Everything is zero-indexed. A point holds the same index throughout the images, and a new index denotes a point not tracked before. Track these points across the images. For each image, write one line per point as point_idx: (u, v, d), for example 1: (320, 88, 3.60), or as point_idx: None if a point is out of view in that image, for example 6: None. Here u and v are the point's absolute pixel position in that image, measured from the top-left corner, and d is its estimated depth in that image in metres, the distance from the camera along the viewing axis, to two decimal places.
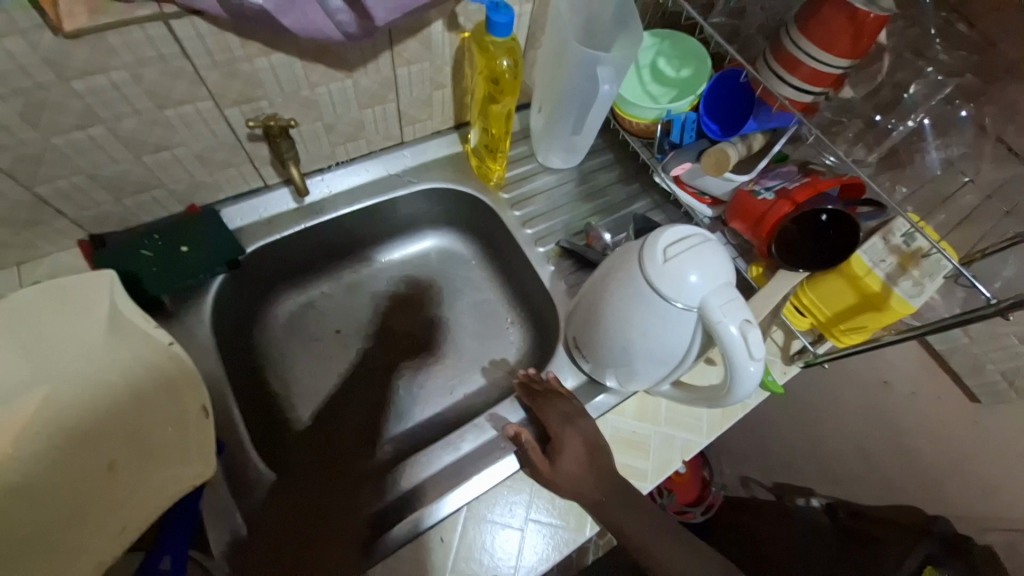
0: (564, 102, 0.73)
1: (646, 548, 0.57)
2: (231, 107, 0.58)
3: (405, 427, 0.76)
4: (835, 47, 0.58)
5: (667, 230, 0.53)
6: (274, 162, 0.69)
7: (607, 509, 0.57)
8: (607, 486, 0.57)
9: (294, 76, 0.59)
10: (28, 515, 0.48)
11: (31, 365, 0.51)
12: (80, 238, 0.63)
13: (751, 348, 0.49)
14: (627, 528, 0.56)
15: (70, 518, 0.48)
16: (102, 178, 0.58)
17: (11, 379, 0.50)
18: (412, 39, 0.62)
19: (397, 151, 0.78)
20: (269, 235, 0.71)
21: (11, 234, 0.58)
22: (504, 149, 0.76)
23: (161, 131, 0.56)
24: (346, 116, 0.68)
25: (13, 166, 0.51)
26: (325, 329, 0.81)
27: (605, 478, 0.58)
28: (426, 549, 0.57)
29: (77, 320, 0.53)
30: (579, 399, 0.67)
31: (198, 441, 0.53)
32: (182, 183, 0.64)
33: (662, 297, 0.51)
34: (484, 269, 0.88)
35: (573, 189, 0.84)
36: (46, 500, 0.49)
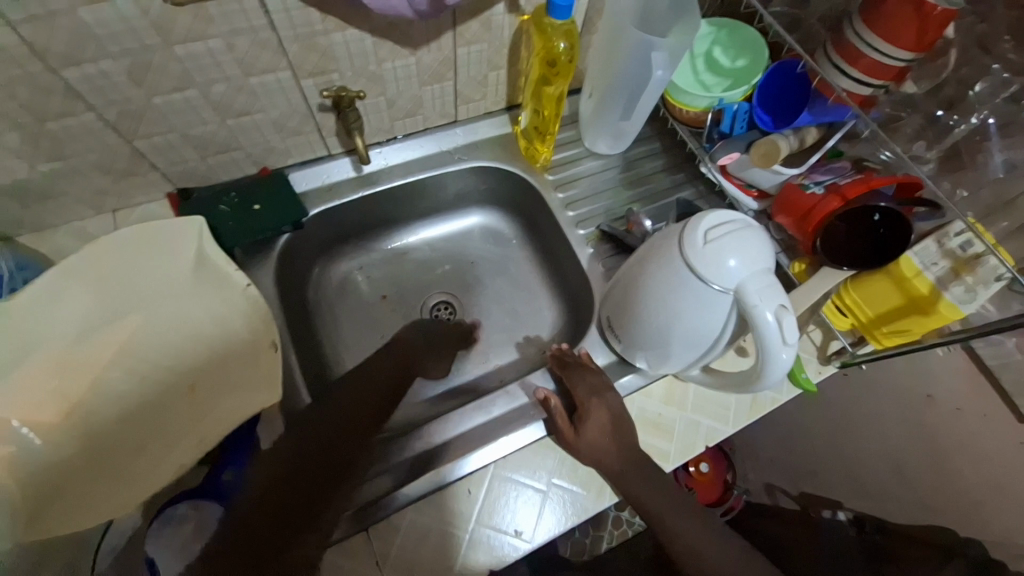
0: (615, 88, 0.74)
1: (661, 519, 0.59)
2: (307, 78, 0.63)
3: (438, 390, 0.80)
4: (899, 39, 0.57)
5: (711, 214, 0.54)
6: (338, 132, 0.74)
7: (626, 480, 0.59)
8: (627, 458, 0.60)
9: (364, 51, 0.63)
10: (123, 419, 0.57)
11: (127, 295, 0.58)
12: (169, 191, 0.71)
13: (785, 333, 0.49)
14: (644, 499, 0.59)
15: (158, 435, 0.57)
16: (191, 137, 0.64)
17: (111, 305, 0.57)
18: (474, 20, 0.65)
19: (450, 130, 0.82)
20: (329, 201, 0.76)
21: (111, 182, 0.65)
22: (553, 132, 0.78)
23: (245, 97, 0.62)
24: (407, 92, 0.72)
25: (118, 120, 0.58)
26: (372, 293, 0.86)
27: (626, 448, 0.60)
28: (454, 501, 0.60)
29: (166, 261, 0.59)
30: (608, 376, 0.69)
31: (268, 373, 0.59)
32: (258, 147, 0.70)
33: (700, 279, 0.53)
34: (525, 250, 0.91)
35: (617, 175, 0.86)
36: (138, 410, 0.57)
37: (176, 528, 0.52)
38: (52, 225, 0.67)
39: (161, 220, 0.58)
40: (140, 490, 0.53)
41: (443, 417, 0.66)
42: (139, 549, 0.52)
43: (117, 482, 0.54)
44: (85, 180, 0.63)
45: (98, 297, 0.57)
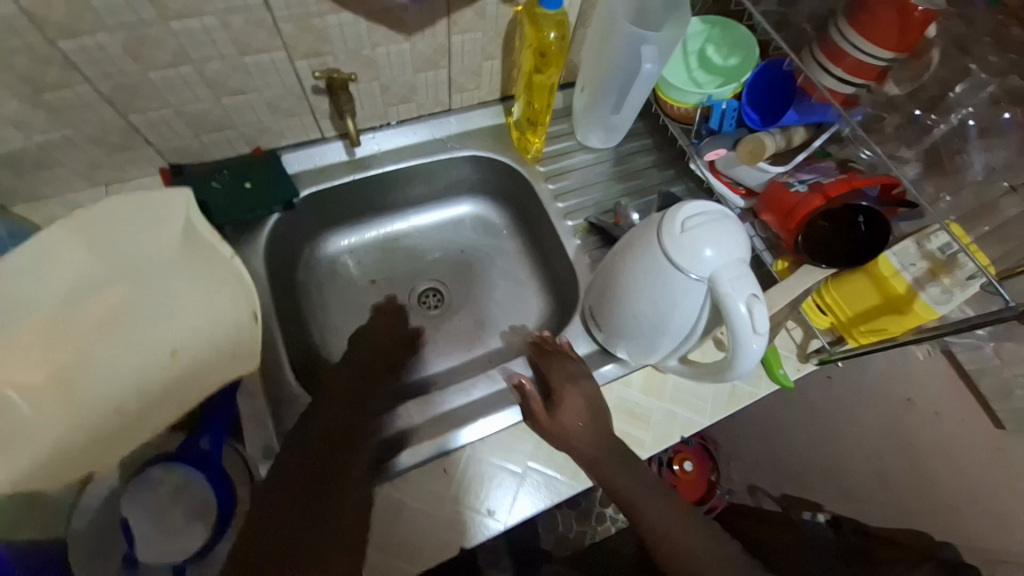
0: (607, 82, 0.75)
1: (632, 502, 0.60)
2: (301, 60, 0.64)
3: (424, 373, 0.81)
4: (881, 39, 0.59)
5: (691, 204, 0.55)
6: (332, 115, 0.75)
7: (600, 466, 0.59)
8: (603, 444, 0.60)
9: (358, 35, 0.64)
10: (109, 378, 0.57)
11: (112, 261, 0.57)
12: (160, 166, 0.72)
13: (755, 322, 0.50)
14: (619, 484, 0.59)
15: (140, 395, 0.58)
16: (186, 114, 0.65)
17: (96, 272, 0.57)
18: (467, 9, 0.66)
19: (444, 118, 0.83)
20: (321, 183, 0.77)
21: (105, 155, 0.66)
22: (545, 122, 0.79)
23: (240, 76, 0.63)
24: (400, 78, 0.73)
25: (113, 94, 0.59)
26: (361, 278, 0.87)
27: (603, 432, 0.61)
28: (432, 481, 0.61)
29: (153, 230, 0.57)
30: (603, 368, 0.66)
31: (249, 343, 0.58)
32: (251, 127, 0.71)
33: (677, 268, 0.54)
34: (515, 240, 0.92)
35: (608, 169, 0.87)
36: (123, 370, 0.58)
37: (153, 491, 0.56)
38: (46, 196, 0.68)
39: (137, 193, 0.55)
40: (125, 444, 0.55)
41: (422, 400, 0.68)
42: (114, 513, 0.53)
43: (100, 438, 0.55)
44: (79, 152, 0.64)
45: (87, 259, 0.55)
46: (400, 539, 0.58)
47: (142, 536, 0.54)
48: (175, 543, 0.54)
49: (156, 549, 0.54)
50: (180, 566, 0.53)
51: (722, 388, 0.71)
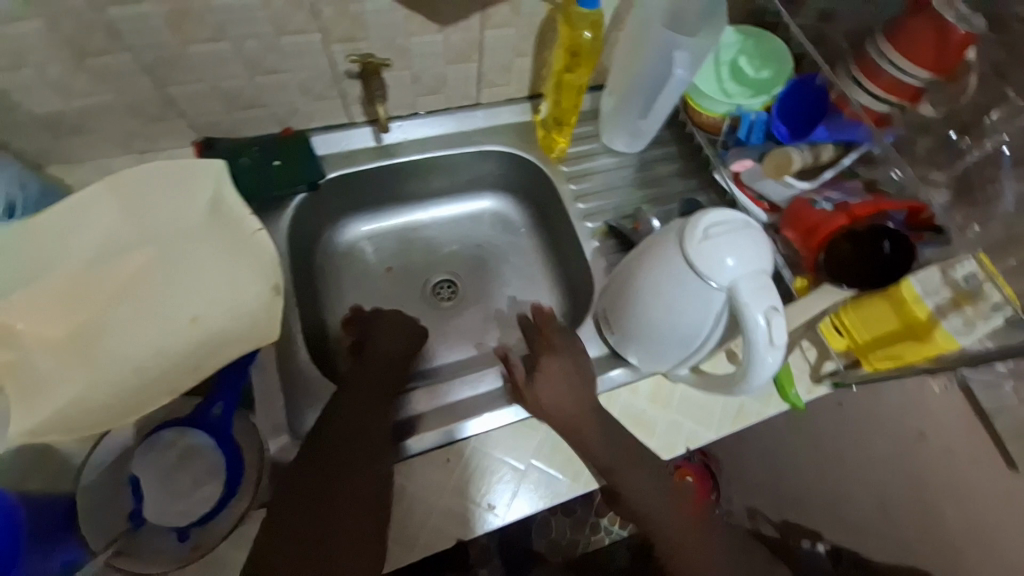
0: (636, 86, 0.75)
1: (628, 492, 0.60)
2: (336, 44, 0.65)
3: (432, 364, 0.82)
4: (917, 57, 0.60)
5: (716, 211, 0.55)
6: (362, 102, 0.75)
7: (600, 455, 0.60)
8: (606, 441, 0.61)
9: (394, 23, 0.65)
10: (126, 339, 0.56)
11: (141, 224, 0.57)
12: (194, 140, 0.72)
13: (773, 335, 0.50)
14: (618, 469, 0.60)
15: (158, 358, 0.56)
16: (220, 90, 0.66)
17: (125, 234, 0.57)
18: (503, 5, 0.66)
19: (471, 112, 0.83)
20: (346, 167, 0.78)
21: (139, 124, 0.68)
22: (571, 122, 0.79)
23: (275, 56, 0.64)
24: (431, 69, 0.73)
25: (153, 65, 0.60)
26: (378, 265, 0.88)
27: (607, 430, 0.62)
28: (434, 471, 0.61)
29: (185, 197, 0.57)
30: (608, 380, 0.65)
31: (267, 315, 0.56)
32: (283, 107, 0.72)
33: (697, 274, 0.53)
34: (532, 239, 0.92)
35: (631, 175, 0.86)
36: (141, 332, 0.56)
37: (160, 452, 0.56)
38: (80, 160, 0.70)
39: (179, 162, 0.57)
40: (135, 404, 0.53)
41: (430, 388, 0.69)
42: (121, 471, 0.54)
43: (117, 398, 0.53)
44: (115, 120, 0.66)
45: (122, 221, 0.56)
46: (399, 522, 0.59)
47: (149, 496, 0.54)
48: (181, 507, 0.54)
49: (163, 510, 0.54)
50: (184, 530, 0.54)
51: (731, 403, 0.70)
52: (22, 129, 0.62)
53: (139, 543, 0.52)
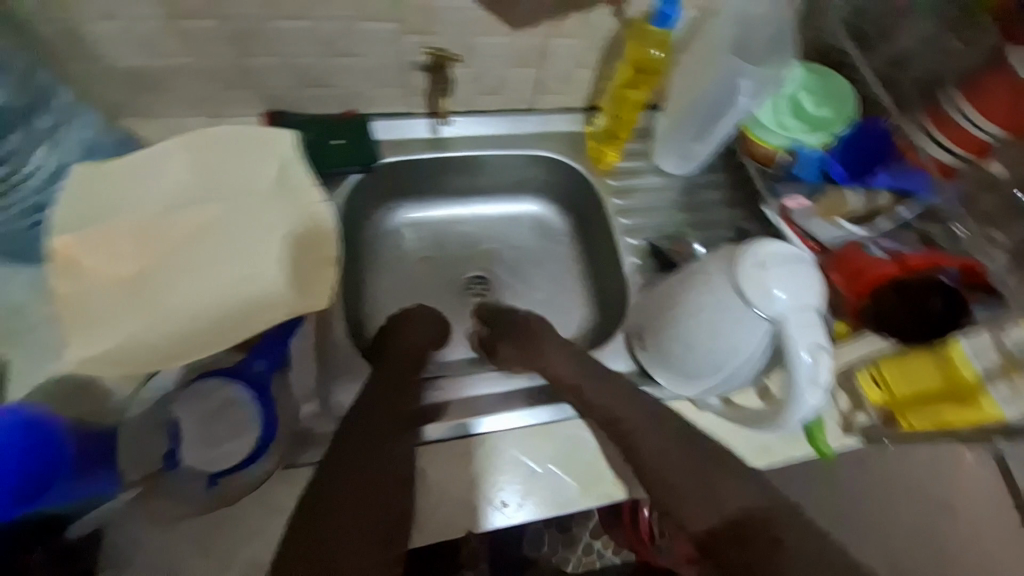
0: (694, 109, 0.74)
1: (626, 426, 0.59)
2: (409, 35, 0.67)
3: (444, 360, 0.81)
4: (991, 113, 0.62)
5: (769, 241, 0.55)
6: (423, 94, 0.76)
7: (611, 409, 0.61)
8: (634, 410, 0.61)
9: (468, 21, 0.66)
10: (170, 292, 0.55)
11: (207, 181, 0.57)
12: (267, 109, 0.73)
13: (817, 374, 0.50)
14: (618, 412, 0.61)
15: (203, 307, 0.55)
16: (293, 66, 0.68)
17: (189, 189, 0.57)
18: (572, 16, 0.68)
19: (524, 116, 0.84)
20: (400, 155, 0.79)
21: (211, 89, 0.69)
22: (625, 136, 0.80)
23: (350, 40, 0.66)
24: (494, 70, 0.74)
25: (236, 34, 0.63)
26: (414, 255, 0.89)
27: (634, 403, 0.62)
28: (453, 457, 0.64)
29: (256, 161, 0.58)
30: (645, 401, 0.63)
31: (317, 285, 0.56)
32: (346, 91, 0.73)
33: (745, 302, 0.53)
34: (571, 248, 0.92)
35: (673, 198, 0.85)
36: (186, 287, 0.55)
37: (200, 401, 0.57)
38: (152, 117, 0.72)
39: (252, 128, 0.58)
40: (176, 353, 0.52)
41: (450, 382, 0.72)
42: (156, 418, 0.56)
43: (157, 346, 0.52)
44: (189, 83, 0.68)
45: (190, 172, 0.57)
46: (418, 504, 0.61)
47: (188, 440, 0.55)
48: (214, 455, 0.55)
49: (200, 454, 0.55)
50: (214, 476, 0.55)
51: (753, 439, 0.68)
52: (105, 79, 0.65)
53: (170, 483, 0.54)
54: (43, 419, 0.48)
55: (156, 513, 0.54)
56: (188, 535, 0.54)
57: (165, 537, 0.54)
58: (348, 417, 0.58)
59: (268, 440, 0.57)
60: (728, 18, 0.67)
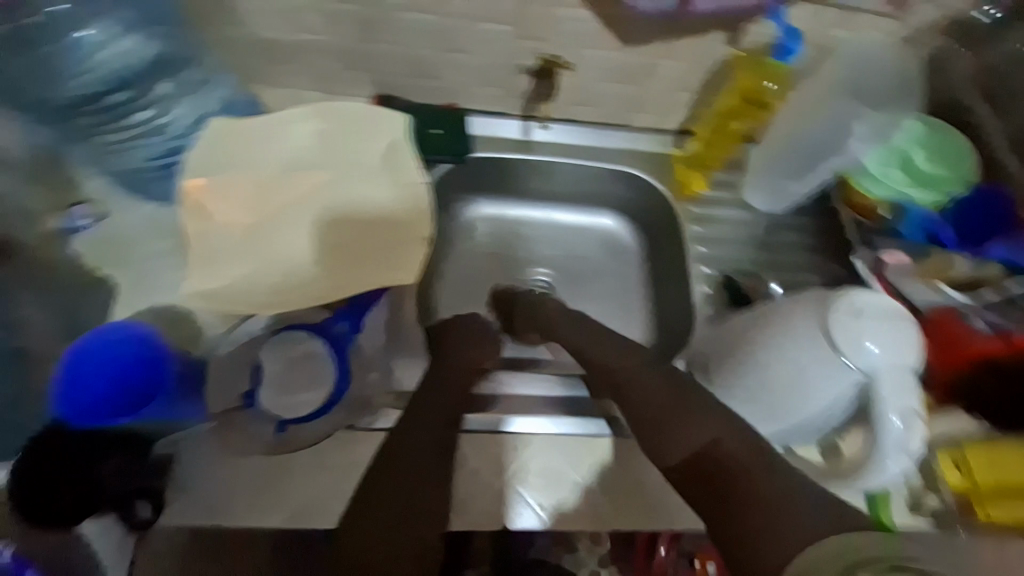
0: (797, 149, 0.71)
1: (630, 378, 0.68)
2: (524, 40, 0.69)
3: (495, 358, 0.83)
4: None
5: (864, 292, 0.53)
6: (524, 96, 0.78)
7: (620, 378, 0.69)
8: (659, 380, 0.66)
9: (582, 32, 0.68)
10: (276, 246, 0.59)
11: (322, 150, 0.61)
12: (375, 94, 0.76)
13: (908, 441, 0.48)
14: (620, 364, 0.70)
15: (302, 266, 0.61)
16: (410, 56, 0.71)
17: (306, 155, 0.61)
18: (683, 38, 0.68)
19: (613, 131, 0.83)
20: (489, 151, 0.81)
21: (332, 65, 0.72)
22: (718, 164, 0.80)
23: (469, 37, 0.69)
24: (596, 82, 0.75)
25: (366, 20, 0.67)
26: (484, 250, 0.89)
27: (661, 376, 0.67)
28: (497, 451, 0.65)
29: (369, 139, 0.62)
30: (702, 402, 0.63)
31: (407, 259, 0.61)
32: (453, 84, 0.76)
33: (835, 352, 0.51)
34: (640, 269, 0.90)
35: (755, 233, 0.81)
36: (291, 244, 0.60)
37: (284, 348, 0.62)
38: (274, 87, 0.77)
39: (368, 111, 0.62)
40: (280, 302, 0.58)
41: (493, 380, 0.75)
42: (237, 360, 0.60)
43: (262, 293, 0.57)
44: (311, 60, 0.71)
45: (306, 141, 0.61)
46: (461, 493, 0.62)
47: (266, 381, 0.59)
48: (288, 401, 0.59)
49: (275, 400, 0.59)
50: (282, 423, 0.59)
51: None
52: (237, 45, 0.68)
53: (244, 419, 0.59)
54: (163, 356, 0.54)
55: (227, 443, 0.59)
56: (246, 470, 0.59)
57: (228, 467, 0.58)
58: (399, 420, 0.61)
59: (339, 397, 0.61)
60: (843, 61, 0.67)
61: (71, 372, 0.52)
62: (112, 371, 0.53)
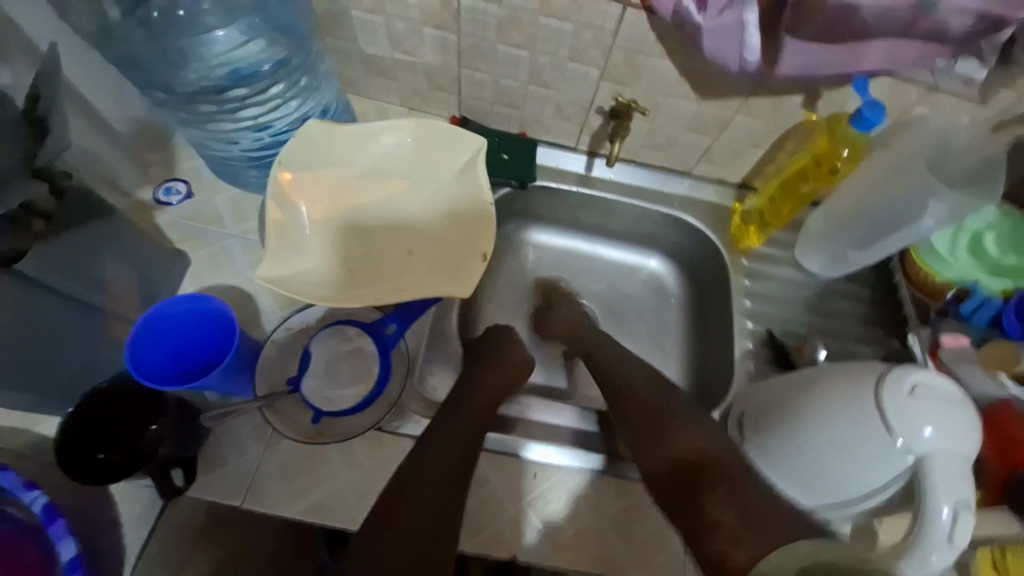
0: (862, 217, 0.69)
1: (628, 386, 0.69)
2: (608, 83, 0.70)
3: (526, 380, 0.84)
4: None
5: (928, 370, 0.51)
6: (595, 134, 0.80)
7: (622, 385, 0.70)
8: (649, 391, 0.67)
9: (666, 82, 0.68)
10: (351, 245, 0.64)
11: (406, 161, 0.65)
12: (454, 114, 0.82)
13: (955, 534, 0.44)
14: (619, 370, 0.72)
15: (372, 268, 0.63)
16: (498, 86, 0.75)
17: (390, 164, 0.65)
18: (770, 99, 0.67)
19: (678, 178, 0.85)
20: (551, 181, 0.84)
21: (424, 88, 0.78)
22: (778, 223, 0.78)
23: (556, 75, 0.71)
24: (670, 130, 0.76)
25: (462, 48, 0.70)
26: (532, 274, 0.92)
27: (650, 385, 0.68)
28: (521, 478, 0.65)
29: (450, 156, 0.65)
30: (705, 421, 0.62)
31: (468, 274, 0.62)
32: (532, 115, 0.79)
33: (885, 427, 0.49)
34: (680, 314, 0.91)
35: (806, 296, 0.80)
36: (365, 246, 0.64)
37: (336, 341, 0.65)
38: (366, 97, 0.82)
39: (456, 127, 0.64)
40: (342, 298, 0.60)
41: (520, 405, 0.74)
42: (297, 347, 0.64)
43: (327, 287, 0.60)
44: (408, 79, 0.77)
45: (393, 151, 0.65)
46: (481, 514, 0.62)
47: (313, 371, 0.63)
48: (332, 394, 0.63)
49: (319, 389, 0.63)
50: (317, 416, 0.61)
51: None
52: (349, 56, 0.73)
53: (288, 404, 0.62)
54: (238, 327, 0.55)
55: (262, 426, 0.60)
56: (278, 457, 0.60)
57: (261, 450, 0.60)
58: (432, 424, 0.61)
59: (377, 395, 0.63)
60: (926, 135, 0.64)
61: (152, 332, 0.54)
62: (197, 342, 0.58)
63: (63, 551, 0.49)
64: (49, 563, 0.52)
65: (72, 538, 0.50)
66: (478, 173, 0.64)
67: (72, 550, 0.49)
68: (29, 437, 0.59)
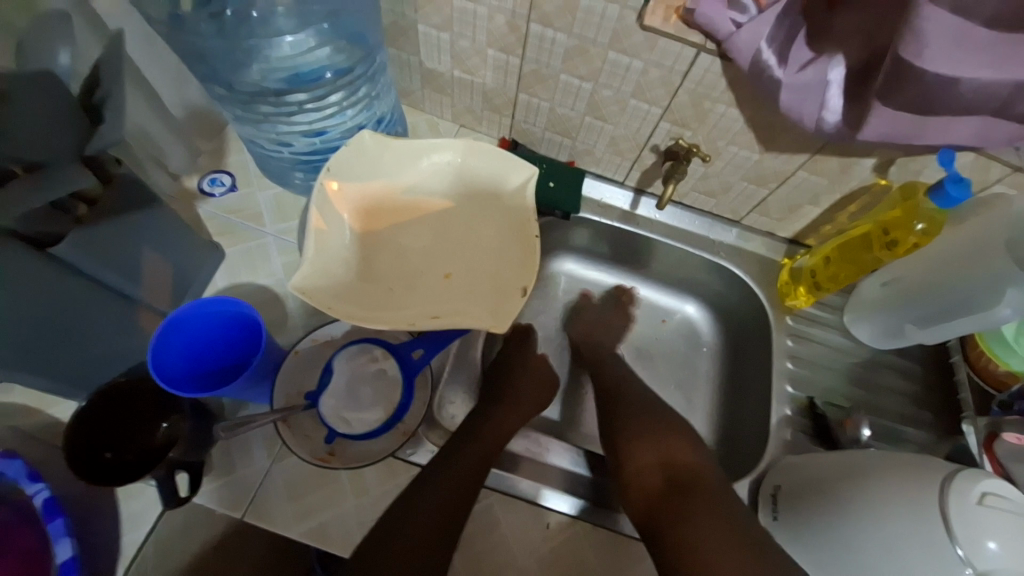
0: (926, 296, 0.66)
1: (646, 412, 0.68)
2: (667, 122, 0.68)
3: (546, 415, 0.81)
4: None
5: (1003, 482, 0.47)
6: (646, 172, 0.78)
7: (637, 412, 0.68)
8: (660, 420, 0.67)
9: (729, 129, 0.65)
10: (390, 261, 0.62)
11: (455, 181, 0.63)
12: (504, 136, 0.81)
13: None
14: (631, 395, 0.71)
15: (407, 289, 0.61)
16: (553, 113, 0.73)
17: (438, 183, 0.63)
18: (840, 159, 0.63)
19: (726, 226, 0.82)
20: (595, 213, 0.81)
21: (480, 106, 0.77)
22: (831, 288, 0.74)
23: (615, 109, 0.69)
24: (725, 176, 0.73)
25: (523, 72, 0.68)
26: (563, 304, 0.89)
27: (665, 417, 0.68)
28: (533, 525, 0.61)
29: (501, 181, 0.63)
30: (696, 445, 0.64)
31: (504, 306, 0.59)
32: (582, 145, 0.77)
33: (947, 534, 0.45)
34: (712, 366, 0.87)
35: (850, 366, 0.76)
36: (404, 264, 0.62)
37: (359, 360, 0.62)
38: (421, 110, 0.82)
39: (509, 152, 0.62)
40: (373, 317, 0.58)
41: (535, 441, 0.74)
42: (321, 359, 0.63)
43: (360, 303, 0.58)
44: (467, 97, 0.76)
45: (442, 169, 0.63)
46: (488, 564, 0.59)
47: (332, 390, 0.60)
48: (350, 415, 0.59)
49: (336, 407, 0.59)
50: (331, 436, 0.58)
51: None
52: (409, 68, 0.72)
53: (304, 418, 0.60)
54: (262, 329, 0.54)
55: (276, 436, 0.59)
56: (287, 471, 0.58)
57: (271, 461, 0.58)
58: (443, 454, 0.58)
59: (396, 421, 0.60)
60: None
61: (169, 337, 0.52)
62: (216, 344, 0.57)
63: (60, 551, 0.48)
64: (45, 556, 0.51)
65: (70, 538, 0.49)
66: (526, 199, 0.62)
67: (69, 551, 0.48)
68: (42, 419, 0.60)
